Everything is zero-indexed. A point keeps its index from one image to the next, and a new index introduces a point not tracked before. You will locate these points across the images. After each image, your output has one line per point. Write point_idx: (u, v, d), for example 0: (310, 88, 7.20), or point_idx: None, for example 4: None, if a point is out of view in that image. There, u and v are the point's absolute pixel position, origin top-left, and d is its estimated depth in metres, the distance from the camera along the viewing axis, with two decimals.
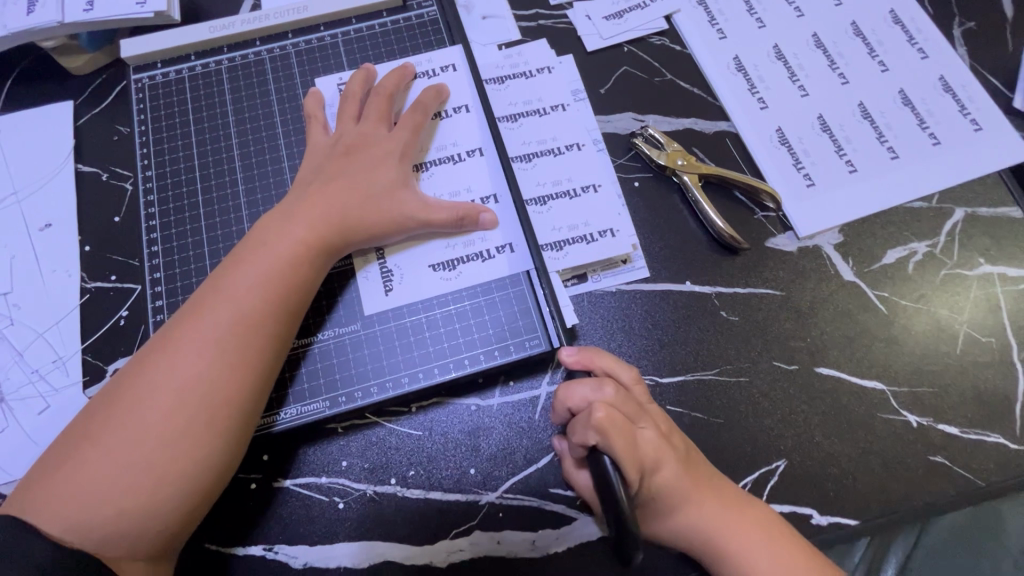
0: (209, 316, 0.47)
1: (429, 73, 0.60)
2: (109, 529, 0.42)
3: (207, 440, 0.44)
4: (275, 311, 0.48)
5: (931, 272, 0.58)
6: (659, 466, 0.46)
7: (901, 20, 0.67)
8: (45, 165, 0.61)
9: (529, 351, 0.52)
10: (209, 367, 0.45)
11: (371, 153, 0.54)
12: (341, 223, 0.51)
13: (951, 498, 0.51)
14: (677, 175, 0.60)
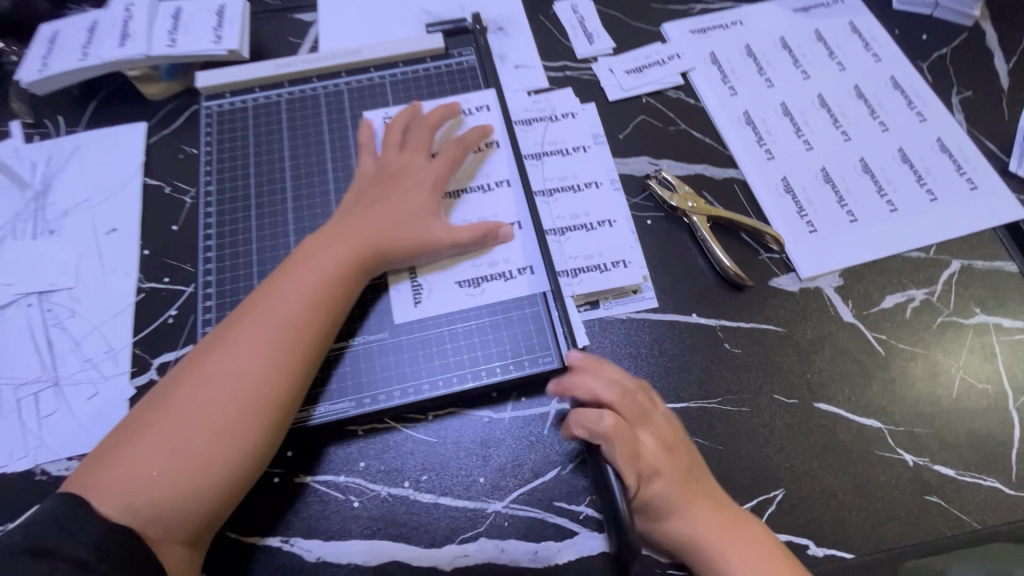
0: (260, 318, 0.51)
1: (466, 111, 0.67)
2: (158, 507, 0.46)
3: (250, 428, 0.49)
4: (318, 315, 0.53)
5: (928, 318, 0.61)
6: (656, 474, 0.51)
7: (901, 86, 0.73)
8: (117, 178, 0.68)
9: (543, 367, 0.55)
10: (256, 361, 0.50)
11: (413, 179, 0.60)
12: (380, 239, 0.56)
13: (947, 538, 0.52)
14: (688, 215, 0.65)
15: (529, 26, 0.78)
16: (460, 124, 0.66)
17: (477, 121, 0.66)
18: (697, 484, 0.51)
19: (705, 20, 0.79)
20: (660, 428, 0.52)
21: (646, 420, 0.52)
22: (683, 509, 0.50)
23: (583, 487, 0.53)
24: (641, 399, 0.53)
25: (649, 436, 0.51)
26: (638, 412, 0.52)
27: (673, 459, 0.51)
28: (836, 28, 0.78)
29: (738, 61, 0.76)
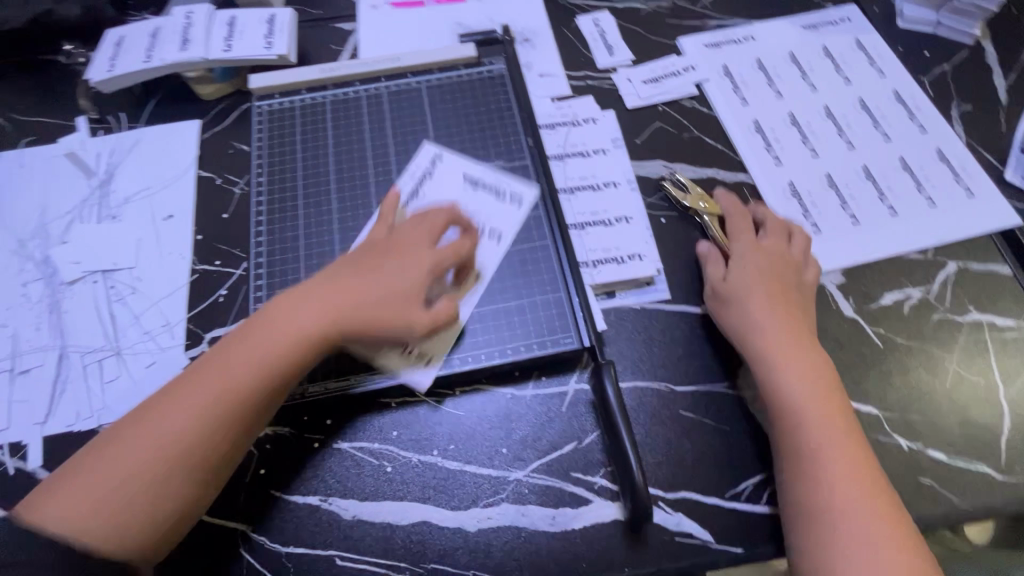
0: (219, 366, 0.54)
1: (498, 188, 0.68)
2: (95, 533, 0.48)
3: (191, 468, 0.51)
4: (274, 373, 0.54)
5: (924, 315, 0.65)
6: (757, 301, 0.61)
7: (904, 99, 0.78)
8: (173, 169, 0.75)
9: (563, 346, 0.61)
10: (206, 407, 0.52)
11: (392, 264, 0.59)
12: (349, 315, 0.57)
13: (938, 517, 0.56)
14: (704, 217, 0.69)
15: (554, 38, 0.84)
16: (484, 201, 0.67)
17: (498, 209, 0.66)
18: (796, 342, 0.58)
19: (719, 35, 0.84)
20: (771, 288, 0.61)
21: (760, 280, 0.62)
22: (780, 349, 0.58)
23: (599, 461, 0.58)
24: (767, 262, 0.63)
25: (761, 284, 0.62)
26: (756, 270, 0.63)
27: (776, 312, 0.60)
28: (842, 45, 0.83)
29: (749, 73, 0.81)
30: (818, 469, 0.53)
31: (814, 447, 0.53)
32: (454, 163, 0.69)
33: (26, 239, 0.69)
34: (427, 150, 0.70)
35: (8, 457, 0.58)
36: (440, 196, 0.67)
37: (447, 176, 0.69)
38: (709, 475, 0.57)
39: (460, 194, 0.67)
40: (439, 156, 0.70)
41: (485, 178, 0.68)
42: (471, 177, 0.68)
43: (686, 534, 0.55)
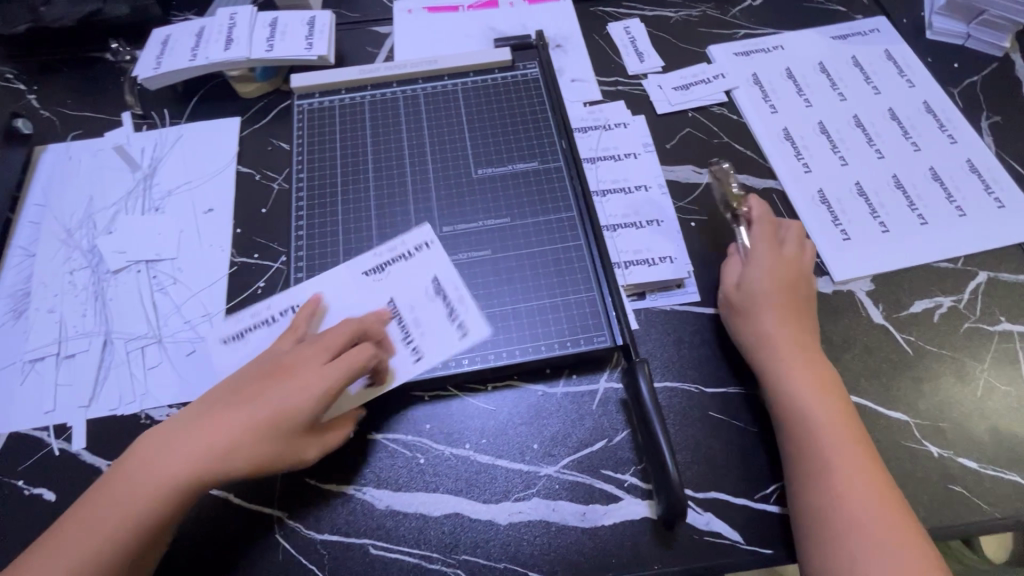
0: (126, 482, 0.51)
1: (452, 311, 0.63)
2: None
3: None
4: (172, 495, 0.51)
5: (955, 324, 0.65)
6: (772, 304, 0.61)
7: (934, 110, 0.78)
8: (214, 164, 0.76)
9: (596, 345, 0.61)
10: (110, 531, 0.49)
11: (293, 378, 0.54)
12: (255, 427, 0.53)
13: (968, 525, 0.56)
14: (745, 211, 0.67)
15: (586, 45, 0.86)
16: (432, 316, 0.63)
17: (439, 334, 0.62)
18: (803, 350, 0.59)
19: (749, 44, 0.85)
20: (782, 300, 0.61)
21: (770, 294, 0.61)
22: (790, 358, 0.58)
23: (628, 459, 0.58)
24: (776, 273, 0.62)
25: (771, 293, 0.61)
26: (767, 282, 0.62)
27: (783, 322, 0.60)
28: (872, 55, 0.84)
29: (779, 82, 0.82)
30: (833, 471, 0.53)
31: (829, 479, 0.52)
32: (432, 265, 0.65)
33: (73, 229, 0.71)
34: (425, 233, 0.67)
35: (53, 438, 0.60)
36: (397, 285, 0.64)
37: (414, 272, 0.65)
38: (739, 476, 0.57)
39: (415, 296, 0.63)
40: (428, 246, 0.66)
41: (449, 298, 0.64)
42: (436, 287, 0.64)
43: (715, 533, 0.55)
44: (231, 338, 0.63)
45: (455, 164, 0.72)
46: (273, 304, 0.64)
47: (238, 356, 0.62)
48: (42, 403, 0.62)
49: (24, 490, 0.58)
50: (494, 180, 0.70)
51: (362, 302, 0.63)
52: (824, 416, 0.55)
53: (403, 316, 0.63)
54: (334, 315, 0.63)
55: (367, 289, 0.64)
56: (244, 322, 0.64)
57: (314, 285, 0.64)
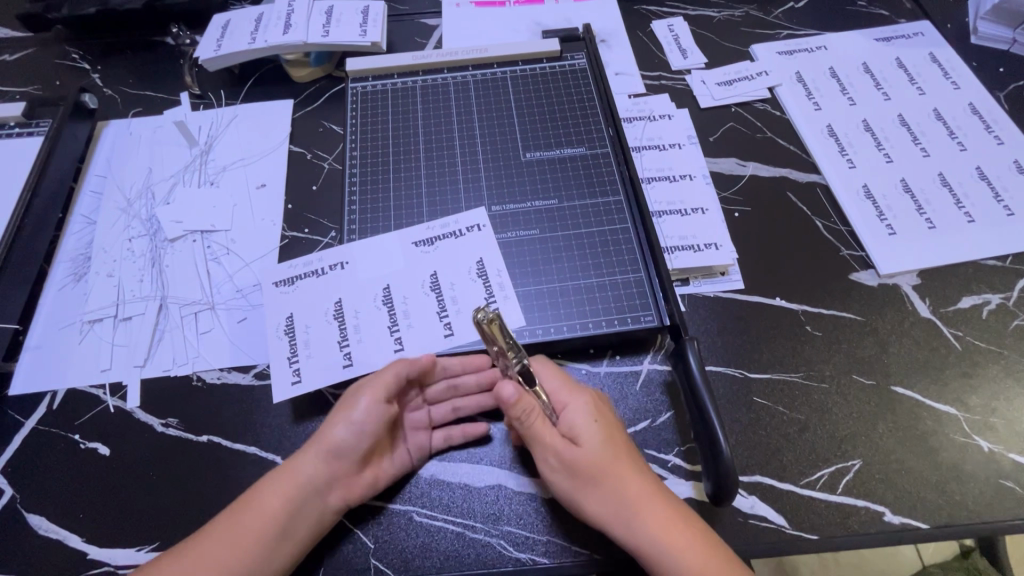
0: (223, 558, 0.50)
1: (489, 297, 0.63)
2: None
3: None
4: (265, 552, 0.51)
5: (1003, 321, 0.64)
6: (583, 467, 0.51)
7: (980, 112, 0.78)
8: (267, 142, 0.79)
9: (643, 324, 0.61)
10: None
11: (362, 417, 0.54)
12: (340, 466, 0.53)
13: (1021, 520, 0.55)
14: (514, 359, 0.51)
15: (630, 41, 0.87)
16: (470, 297, 0.63)
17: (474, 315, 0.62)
18: (631, 506, 0.50)
19: (792, 43, 0.86)
20: (596, 466, 0.51)
21: (580, 466, 0.50)
22: (628, 521, 0.50)
23: (673, 440, 0.58)
24: (583, 430, 0.52)
25: (580, 459, 0.51)
26: (570, 453, 0.51)
27: (595, 484, 0.50)
28: (916, 58, 0.84)
29: (822, 81, 0.82)
30: None
31: None
32: (480, 251, 0.66)
33: (133, 200, 0.74)
34: (480, 215, 0.68)
35: (108, 396, 0.62)
36: (444, 261, 0.65)
37: (463, 249, 0.66)
38: (785, 460, 0.57)
39: (457, 275, 0.64)
40: (480, 229, 0.67)
41: (490, 284, 0.64)
42: (480, 270, 0.65)
43: (761, 517, 0.55)
44: (285, 281, 0.64)
45: (504, 148, 0.73)
46: (324, 254, 0.65)
47: (290, 301, 0.63)
48: (99, 362, 0.64)
49: (79, 444, 0.59)
50: (541, 164, 0.72)
51: (407, 272, 0.64)
52: (680, 561, 0.48)
53: (442, 291, 0.63)
54: (376, 281, 0.64)
55: (416, 261, 0.65)
56: (297, 268, 0.65)
57: (366, 249, 0.66)
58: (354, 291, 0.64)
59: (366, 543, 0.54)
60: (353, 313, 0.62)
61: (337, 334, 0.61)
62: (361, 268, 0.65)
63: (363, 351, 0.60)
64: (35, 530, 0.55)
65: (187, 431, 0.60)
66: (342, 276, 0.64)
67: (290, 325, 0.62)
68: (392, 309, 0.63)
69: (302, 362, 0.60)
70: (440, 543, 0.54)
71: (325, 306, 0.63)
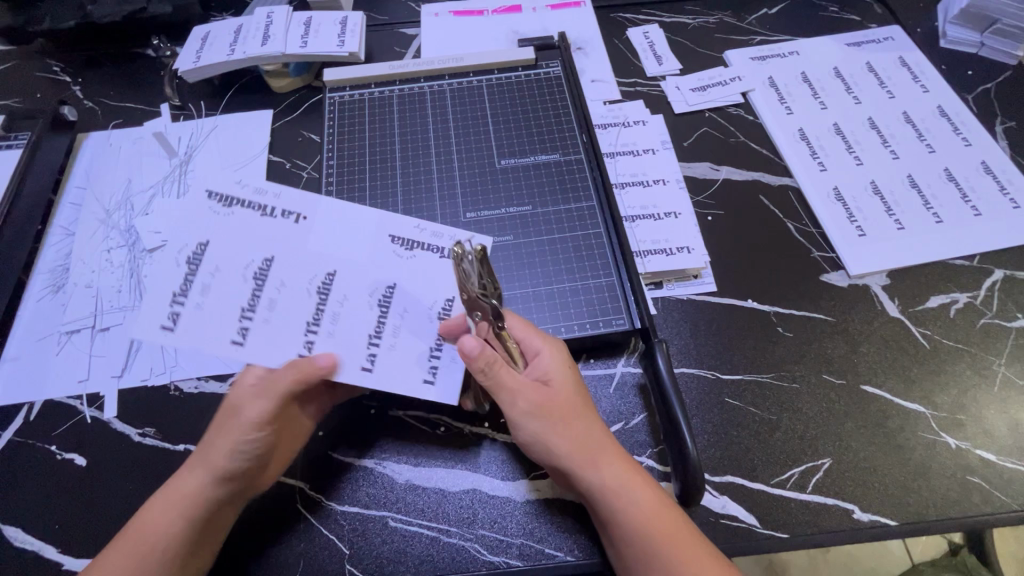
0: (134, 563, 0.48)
1: (435, 351, 0.57)
2: None
3: None
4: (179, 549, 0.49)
5: (971, 319, 0.65)
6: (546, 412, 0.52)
7: (947, 114, 0.80)
8: (246, 152, 0.79)
9: (615, 328, 0.62)
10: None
11: (255, 440, 0.52)
12: (240, 483, 0.53)
13: (988, 515, 0.55)
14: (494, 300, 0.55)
15: (606, 48, 0.89)
16: (415, 338, 0.57)
17: (412, 350, 0.56)
18: (596, 447, 0.52)
19: (765, 49, 0.88)
20: (566, 406, 0.53)
21: (552, 403, 0.52)
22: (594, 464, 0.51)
23: (646, 441, 0.59)
24: (546, 375, 0.54)
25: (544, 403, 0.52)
26: (537, 397, 0.53)
27: (562, 428, 0.52)
28: (885, 62, 0.86)
29: (794, 85, 0.84)
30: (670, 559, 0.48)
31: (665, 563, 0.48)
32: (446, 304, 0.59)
33: (111, 211, 0.74)
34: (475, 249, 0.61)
35: (86, 407, 0.62)
36: (417, 275, 0.59)
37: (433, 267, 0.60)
38: (755, 461, 0.58)
39: (418, 302, 0.58)
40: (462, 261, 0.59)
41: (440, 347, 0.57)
42: (444, 312, 0.58)
43: (732, 517, 0.55)
44: (222, 204, 0.57)
45: (480, 155, 0.74)
46: (282, 200, 0.58)
47: (216, 221, 0.56)
48: (76, 373, 0.64)
49: (56, 454, 0.60)
50: (516, 171, 0.73)
51: (359, 268, 0.58)
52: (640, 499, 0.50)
53: (388, 314, 0.57)
54: (320, 263, 0.57)
55: (381, 261, 0.59)
56: (243, 194, 0.57)
57: (335, 219, 0.59)
58: (289, 264, 0.57)
59: (341, 549, 0.54)
60: (276, 284, 0.56)
61: (246, 297, 0.55)
62: (315, 236, 0.58)
63: (262, 332, 0.55)
64: (11, 542, 0.55)
65: (163, 440, 0.60)
66: (290, 234, 0.57)
67: (197, 257, 0.55)
68: (322, 301, 0.56)
69: (181, 314, 0.54)
70: (414, 548, 0.54)
71: (249, 259, 0.56)
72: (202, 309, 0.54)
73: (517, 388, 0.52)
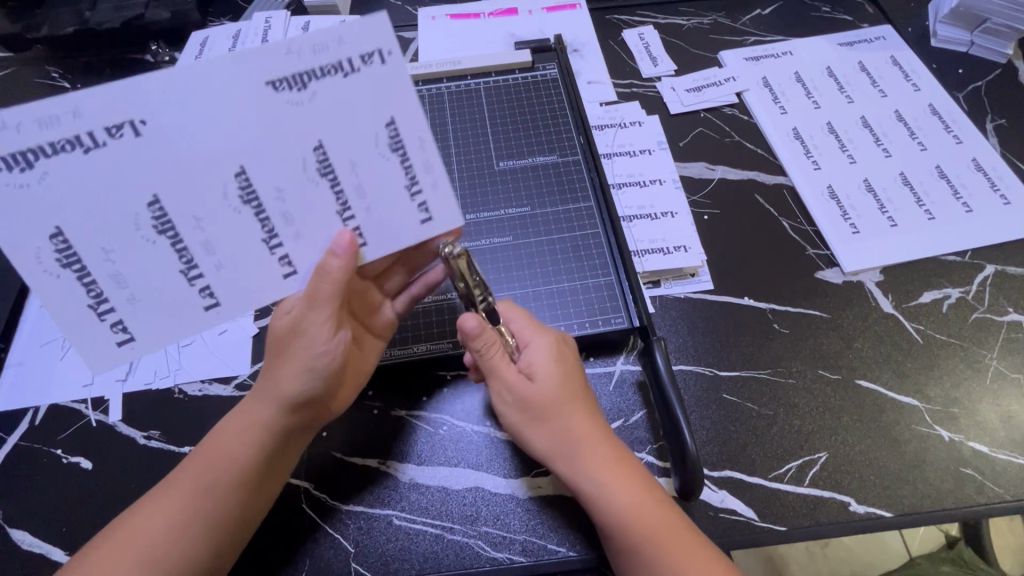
0: (201, 480, 0.51)
1: (411, 181, 0.50)
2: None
3: (184, 546, 0.49)
4: (242, 476, 0.51)
5: (963, 314, 0.66)
6: (539, 405, 0.54)
7: (938, 112, 0.81)
8: None
9: (614, 326, 0.63)
10: (173, 518, 0.49)
11: (314, 360, 0.52)
12: (299, 413, 0.53)
13: (981, 506, 0.56)
14: (480, 297, 0.55)
15: (601, 50, 0.90)
16: (384, 191, 0.50)
17: (389, 223, 0.51)
18: (580, 444, 0.53)
19: (759, 49, 0.89)
20: (549, 403, 0.53)
21: (534, 401, 0.54)
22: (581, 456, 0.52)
23: (645, 438, 0.59)
24: (542, 368, 0.55)
25: (534, 397, 0.54)
26: (527, 389, 0.54)
27: (551, 420, 0.53)
28: (877, 61, 0.87)
29: (788, 85, 0.85)
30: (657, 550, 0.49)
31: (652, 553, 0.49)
32: (387, 91, 0.47)
33: None
34: (381, 27, 0.45)
35: (90, 410, 0.63)
36: (330, 114, 0.47)
37: (344, 96, 0.47)
38: (753, 456, 0.59)
39: (357, 150, 0.48)
40: (384, 58, 0.46)
41: (410, 160, 0.49)
42: (393, 138, 0.49)
43: (731, 510, 0.56)
44: (20, 173, 0.44)
45: (478, 157, 0.75)
46: (84, 113, 0.43)
47: (58, 188, 0.45)
48: (80, 377, 0.65)
49: (62, 458, 0.60)
50: (514, 172, 0.74)
51: (275, 145, 0.47)
52: (626, 492, 0.51)
53: (340, 178, 0.49)
54: (219, 160, 0.46)
55: (279, 123, 0.46)
56: (10, 147, 0.43)
57: (172, 93, 0.44)
58: (181, 187, 0.47)
59: (346, 548, 0.55)
60: (194, 222, 0.48)
61: (173, 259, 0.49)
62: (174, 131, 0.45)
63: (224, 284, 0.50)
64: (19, 545, 0.56)
65: (168, 442, 0.61)
66: (148, 151, 0.45)
67: (69, 255, 0.47)
68: (261, 209, 0.48)
69: (122, 319, 0.50)
70: (418, 546, 0.55)
71: (133, 212, 0.47)
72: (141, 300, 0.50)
73: (507, 377, 0.54)
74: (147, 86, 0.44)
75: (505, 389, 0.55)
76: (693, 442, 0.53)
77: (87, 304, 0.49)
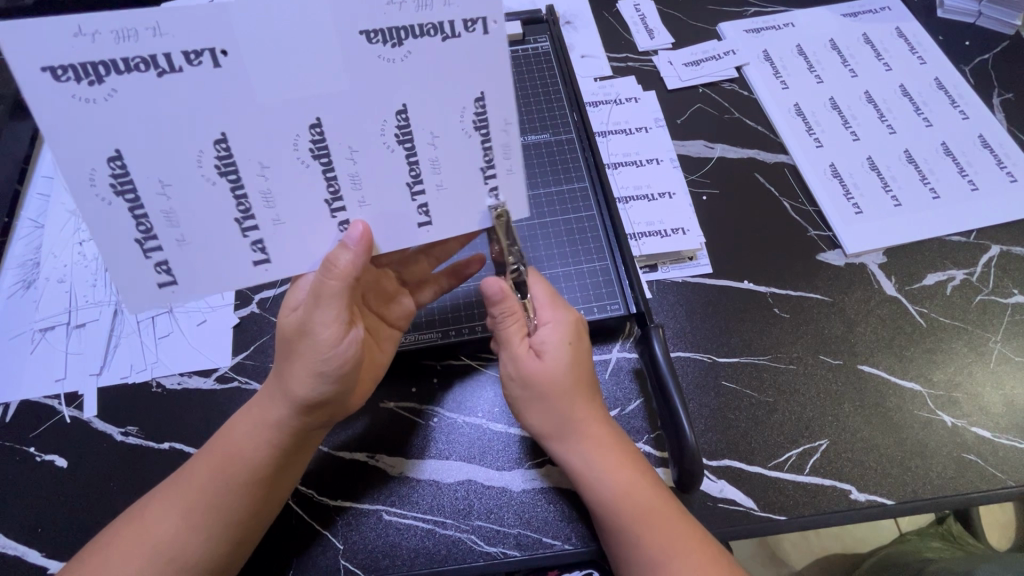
0: (214, 473, 0.49)
1: (488, 163, 0.47)
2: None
3: (196, 539, 0.47)
4: (256, 472, 0.49)
5: (967, 295, 0.65)
6: (556, 379, 0.51)
7: (946, 87, 0.78)
8: None
9: (609, 313, 0.61)
10: (186, 512, 0.47)
11: (321, 361, 0.48)
12: (316, 413, 0.51)
13: (981, 491, 0.55)
14: (513, 267, 0.54)
15: (595, 21, 0.86)
16: (453, 166, 0.47)
17: (459, 204, 0.48)
18: (582, 426, 0.51)
19: (760, 21, 0.85)
20: (558, 385, 0.51)
21: (541, 380, 0.51)
22: (585, 441, 0.51)
23: (643, 427, 0.58)
24: (564, 344, 0.52)
25: (551, 373, 0.51)
26: (541, 367, 0.52)
27: (562, 398, 0.51)
28: (882, 33, 0.83)
29: (789, 58, 0.81)
30: (653, 539, 0.47)
31: (651, 543, 0.47)
32: (479, 64, 0.44)
33: None
34: None
35: (64, 406, 0.60)
36: (417, 81, 0.44)
37: (434, 61, 0.43)
38: (753, 444, 0.57)
39: (440, 122, 0.45)
40: (486, 28, 0.43)
41: (490, 140, 0.47)
42: (478, 116, 0.46)
43: (730, 500, 0.55)
44: (89, 87, 0.39)
45: None
46: (166, 32, 0.39)
47: (120, 111, 0.41)
48: (52, 371, 0.62)
49: (35, 457, 0.58)
50: None
51: (351, 103, 0.43)
52: (625, 483, 0.50)
53: (415, 147, 0.45)
54: (295, 109, 0.43)
55: (362, 75, 0.42)
56: (81, 57, 0.39)
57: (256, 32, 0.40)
58: (253, 127, 0.43)
59: (335, 545, 0.53)
60: (260, 168, 0.44)
61: (231, 204, 0.45)
62: (252, 70, 0.41)
63: (280, 241, 0.47)
64: None
65: (147, 439, 0.58)
66: (225, 84, 0.41)
67: (125, 182, 0.42)
68: (331, 168, 0.45)
69: (169, 259, 0.45)
70: (409, 542, 0.53)
71: (198, 148, 0.42)
72: (192, 244, 0.45)
73: (524, 351, 0.52)
74: (240, 14, 0.39)
75: (520, 362, 0.52)
76: (696, 435, 0.51)
77: (134, 239, 0.44)
